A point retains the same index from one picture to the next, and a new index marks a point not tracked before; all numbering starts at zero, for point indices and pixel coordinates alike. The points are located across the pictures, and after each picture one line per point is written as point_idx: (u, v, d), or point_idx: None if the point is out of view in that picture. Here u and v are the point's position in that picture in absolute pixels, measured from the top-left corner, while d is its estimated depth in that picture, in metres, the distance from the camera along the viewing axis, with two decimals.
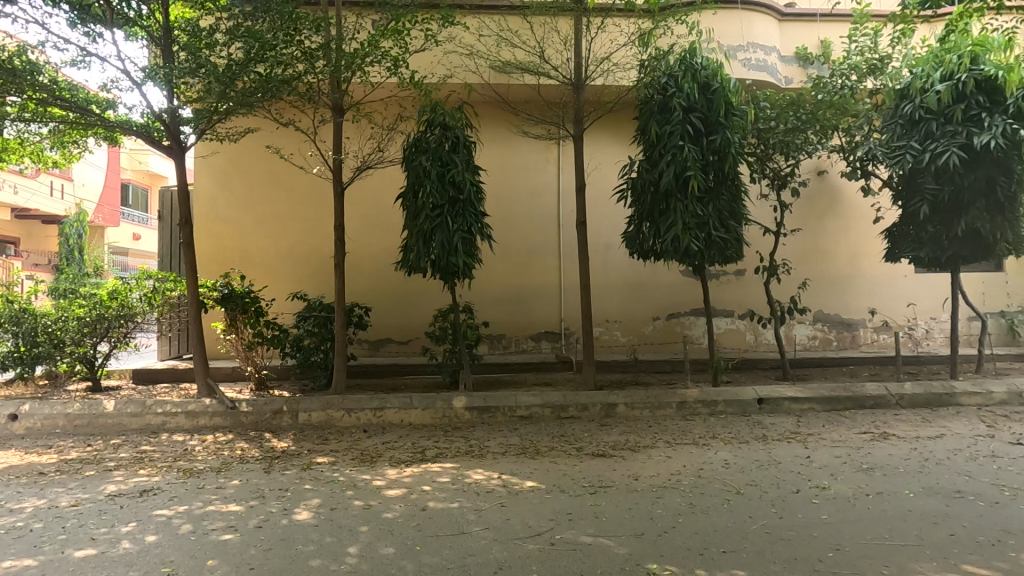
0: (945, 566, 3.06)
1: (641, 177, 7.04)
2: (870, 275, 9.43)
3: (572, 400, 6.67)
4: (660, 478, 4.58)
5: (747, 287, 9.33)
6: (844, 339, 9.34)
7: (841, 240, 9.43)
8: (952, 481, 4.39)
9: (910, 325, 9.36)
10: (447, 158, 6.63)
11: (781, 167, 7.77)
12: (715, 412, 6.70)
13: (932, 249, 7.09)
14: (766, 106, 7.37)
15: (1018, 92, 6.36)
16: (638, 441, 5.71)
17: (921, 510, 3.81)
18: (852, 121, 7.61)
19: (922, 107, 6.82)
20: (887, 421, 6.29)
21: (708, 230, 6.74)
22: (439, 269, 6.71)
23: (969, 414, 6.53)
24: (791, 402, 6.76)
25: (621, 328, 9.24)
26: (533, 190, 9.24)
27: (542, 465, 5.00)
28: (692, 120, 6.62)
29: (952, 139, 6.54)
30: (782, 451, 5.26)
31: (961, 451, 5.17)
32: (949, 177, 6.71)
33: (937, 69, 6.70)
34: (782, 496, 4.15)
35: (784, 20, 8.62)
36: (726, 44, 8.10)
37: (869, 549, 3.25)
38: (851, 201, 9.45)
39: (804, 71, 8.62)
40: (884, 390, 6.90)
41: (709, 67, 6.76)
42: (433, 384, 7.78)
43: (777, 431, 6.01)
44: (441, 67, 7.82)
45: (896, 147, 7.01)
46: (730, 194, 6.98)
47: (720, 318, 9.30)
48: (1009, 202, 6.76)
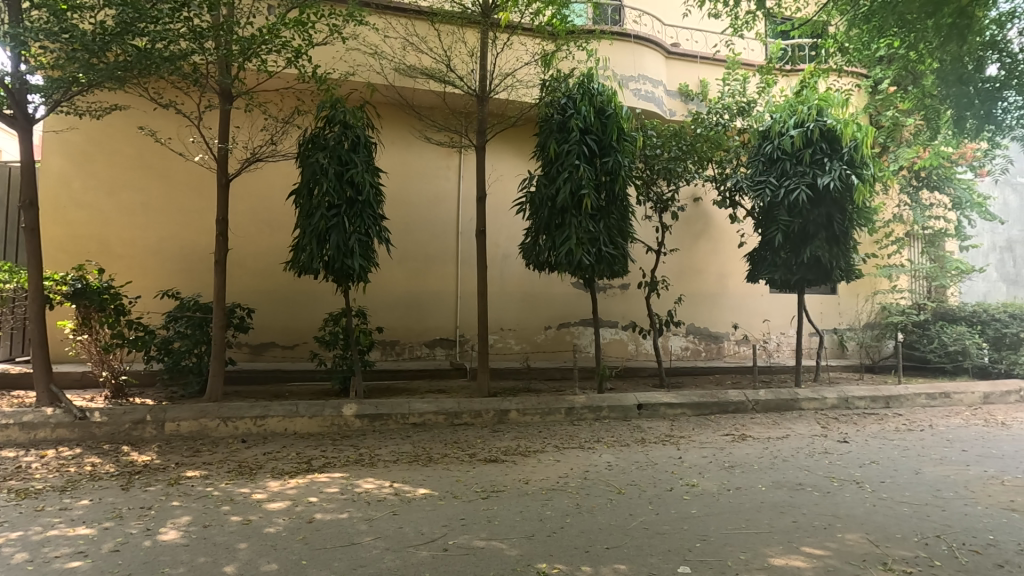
0: (790, 549, 3.52)
1: (539, 191, 7.31)
2: (735, 294, 10.54)
3: (466, 406, 6.72)
4: (549, 481, 4.77)
5: (631, 301, 10.02)
6: (712, 350, 10.33)
7: (712, 261, 10.47)
8: (795, 475, 5.06)
9: (765, 339, 10.58)
10: (346, 157, 6.42)
11: (663, 191, 8.43)
12: (599, 416, 7.10)
13: (784, 272, 8.11)
14: (652, 135, 8.01)
15: (851, 143, 7.50)
16: (529, 446, 5.91)
17: (771, 502, 4.35)
18: (724, 155, 8.51)
19: (780, 149, 7.82)
20: (745, 424, 7.08)
21: (598, 246, 7.14)
22: (333, 271, 6.45)
23: (809, 417, 7.53)
24: (666, 407, 7.37)
25: (515, 336, 9.47)
26: (433, 197, 9.23)
27: (435, 472, 4.98)
28: (588, 142, 7.02)
29: (802, 178, 7.58)
30: (658, 453, 5.73)
31: (802, 449, 5.97)
32: (799, 211, 7.73)
33: (792, 116, 7.79)
34: (658, 493, 4.52)
35: (670, 57, 9.43)
36: (620, 73, 8.67)
37: (729, 538, 3.64)
38: (721, 227, 10.55)
39: (685, 105, 9.52)
40: (742, 397, 7.74)
41: (604, 93, 7.24)
42: (321, 391, 7.44)
43: (654, 434, 6.51)
44: (343, 63, 7.56)
45: (758, 181, 8.00)
46: (620, 213, 7.46)
47: (606, 329, 9.87)
48: (844, 236, 7.89)
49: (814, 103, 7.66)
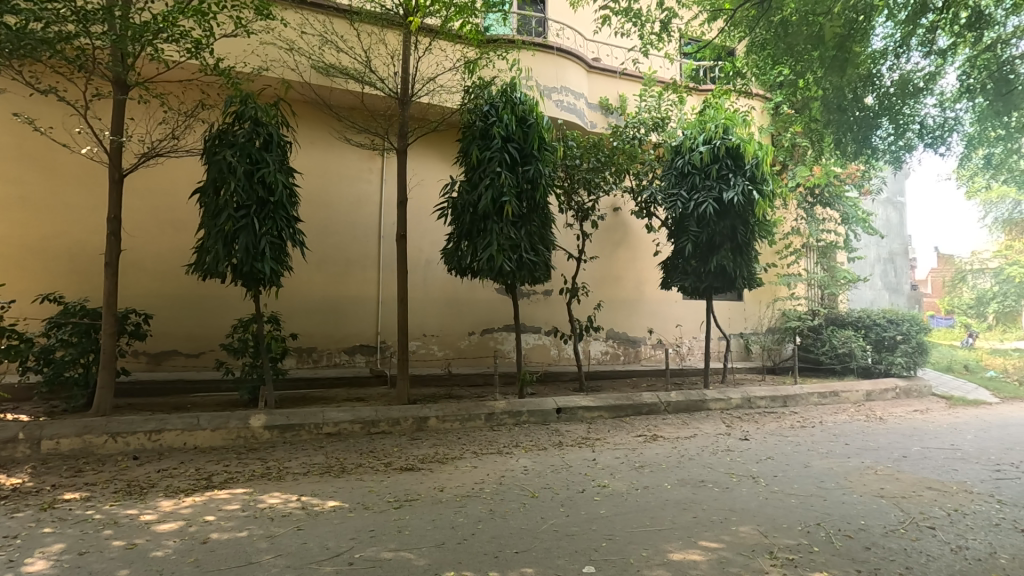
0: (688, 543, 3.71)
1: (462, 197, 7.32)
2: (651, 300, 11.02)
3: (383, 415, 6.57)
4: (464, 488, 4.75)
5: (553, 306, 10.23)
6: (630, 354, 10.73)
7: (630, 268, 10.90)
8: (699, 472, 5.35)
9: (677, 343, 11.13)
10: (257, 156, 6.13)
11: (584, 201, 8.67)
12: (519, 421, 7.17)
13: (694, 280, 8.58)
14: (573, 146, 8.26)
15: (753, 160, 8.08)
16: (447, 453, 5.87)
17: (675, 499, 4.58)
18: (641, 167, 8.90)
19: (690, 163, 8.31)
20: (657, 425, 7.41)
21: (519, 252, 7.21)
22: (241, 275, 6.12)
23: (715, 416, 8.00)
24: (584, 410, 7.58)
25: (438, 342, 9.39)
26: (354, 199, 9.00)
27: (347, 483, 4.82)
28: (509, 149, 7.11)
29: (709, 192, 8.06)
30: (574, 456, 5.87)
31: (707, 447, 6.33)
32: (707, 223, 8.22)
33: (701, 133, 8.28)
34: (570, 495, 4.62)
35: (592, 71, 9.77)
36: (543, 83, 8.84)
37: (633, 536, 3.79)
38: (638, 236, 11.03)
39: (605, 118, 9.88)
40: (656, 399, 8.10)
41: (526, 102, 7.36)
42: (228, 402, 7.02)
43: (571, 437, 6.67)
44: (255, 57, 7.22)
45: (672, 194, 8.45)
46: (540, 221, 7.60)
47: (529, 334, 10.02)
48: (747, 246, 8.45)
49: (721, 121, 8.17)
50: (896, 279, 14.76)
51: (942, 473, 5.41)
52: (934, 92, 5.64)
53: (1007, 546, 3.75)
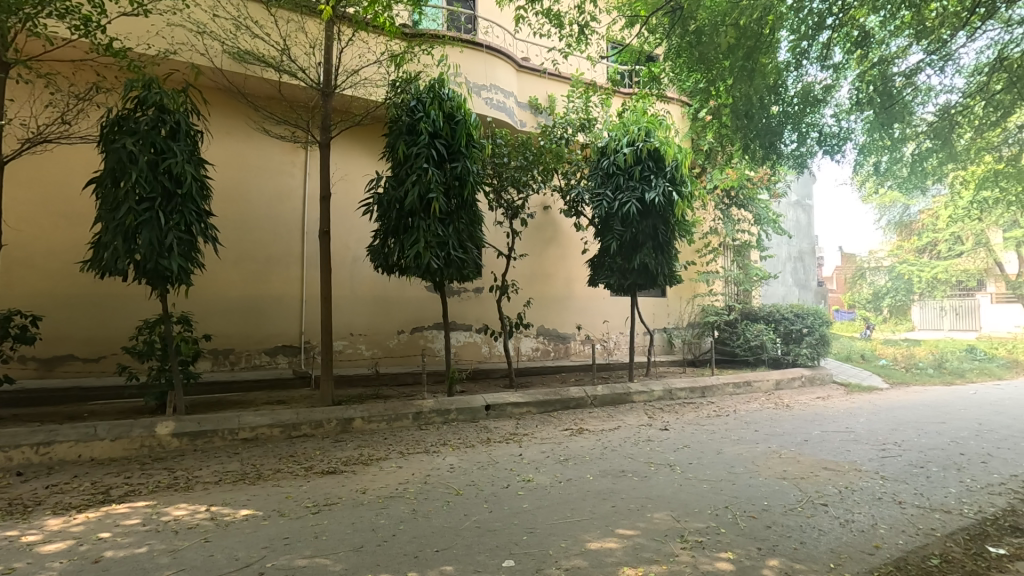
0: (606, 532, 3.83)
1: (388, 193, 7.18)
2: (579, 297, 11.28)
3: (305, 417, 6.34)
4: (387, 489, 4.67)
5: (484, 304, 10.25)
6: (559, 350, 10.94)
7: (559, 266, 11.11)
8: (620, 463, 5.54)
9: (604, 338, 11.47)
10: (162, 145, 5.71)
11: (514, 199, 8.74)
12: (447, 420, 7.13)
13: (619, 277, 8.87)
14: (501, 144, 8.31)
15: (672, 163, 8.44)
16: (371, 454, 5.74)
17: (596, 490, 4.72)
18: (568, 167, 9.10)
19: (615, 164, 8.59)
20: (583, 419, 7.60)
21: (447, 249, 7.15)
22: (145, 273, 5.70)
23: (638, 408, 8.31)
24: (512, 406, 7.65)
25: (366, 342, 9.17)
26: (274, 194, 8.61)
27: (262, 490, 4.61)
28: (436, 145, 7.03)
29: (632, 193, 8.34)
30: (501, 452, 5.92)
31: (629, 438, 6.56)
32: (630, 222, 8.52)
33: (625, 135, 8.57)
34: (495, 491, 4.66)
35: (522, 71, 9.86)
36: (471, 80, 8.80)
37: (554, 528, 3.87)
38: (566, 234, 11.27)
39: (535, 117, 10.02)
40: (583, 393, 8.29)
41: (454, 99, 7.30)
42: (132, 409, 6.53)
43: (499, 433, 6.72)
44: (161, 39, 6.73)
45: (597, 194, 8.69)
46: (469, 218, 7.58)
47: (460, 332, 9.98)
48: (667, 245, 8.81)
49: (643, 124, 8.49)
50: (804, 276, 15.89)
51: (837, 454, 5.89)
52: (831, 104, 5.98)
53: (887, 517, 4.14)
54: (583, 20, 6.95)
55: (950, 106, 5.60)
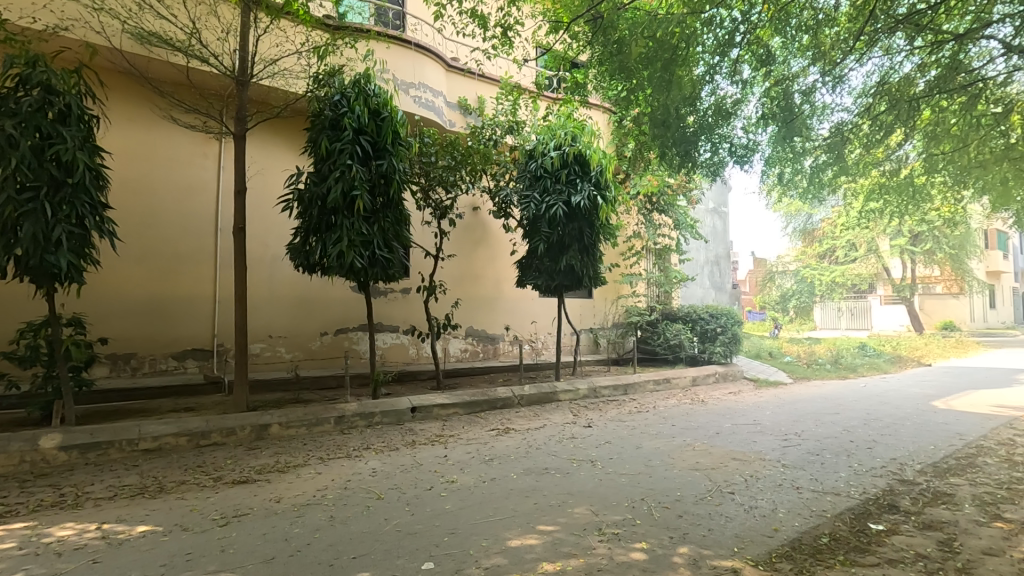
0: (527, 529, 3.87)
1: (309, 190, 6.90)
2: (508, 297, 11.36)
3: (216, 425, 5.97)
4: (304, 497, 4.49)
5: (412, 305, 10.10)
6: (488, 350, 10.95)
7: (488, 267, 11.14)
8: (543, 460, 5.63)
9: (532, 339, 11.62)
10: (49, 130, 5.19)
11: (442, 199, 8.67)
12: (371, 423, 6.96)
13: (546, 278, 9.01)
14: (428, 143, 8.23)
15: (597, 168, 8.70)
16: (288, 461, 5.49)
17: (519, 488, 4.76)
18: (497, 168, 9.15)
19: (542, 167, 8.74)
20: (510, 418, 7.66)
21: (372, 249, 6.97)
22: (29, 270, 5.16)
23: (563, 407, 8.48)
24: (439, 407, 7.57)
25: (285, 344, 8.78)
26: (183, 187, 8.07)
27: (164, 504, 4.29)
28: (361, 142, 6.84)
29: (559, 196, 8.51)
30: (425, 454, 5.84)
31: (553, 436, 6.68)
32: (557, 224, 8.69)
33: (552, 139, 8.74)
34: (417, 494, 4.59)
35: (450, 71, 9.85)
36: (399, 78, 8.66)
37: (475, 527, 3.87)
38: (495, 235, 11.33)
39: (464, 118, 10.02)
40: (510, 393, 8.36)
41: (380, 95, 7.14)
42: (11, 421, 5.88)
43: (424, 435, 6.63)
44: (50, 14, 6.13)
45: (525, 196, 8.79)
46: (395, 217, 7.41)
47: (386, 333, 9.78)
48: (593, 246, 9.05)
49: (570, 129, 8.69)
50: (719, 279, 16.85)
51: (745, 445, 6.29)
52: (741, 117, 6.37)
53: (785, 502, 4.46)
54: (506, 22, 6.98)
55: (843, 123, 6.11)
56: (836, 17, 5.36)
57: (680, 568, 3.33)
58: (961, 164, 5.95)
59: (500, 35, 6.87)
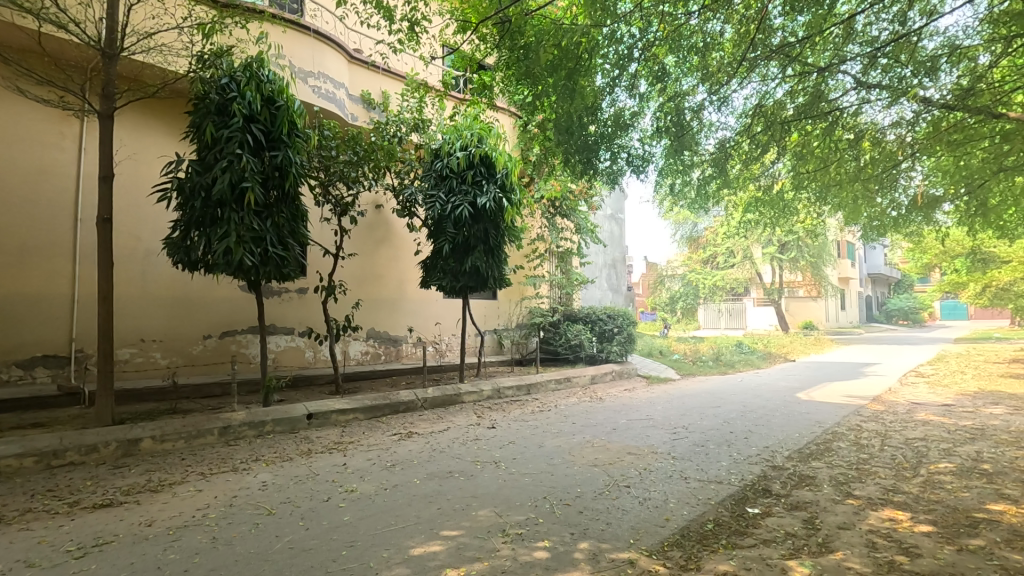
0: (430, 536, 3.79)
1: (191, 179, 6.29)
2: (412, 298, 11.14)
3: (74, 441, 5.26)
4: (181, 518, 4.06)
5: (308, 305, 9.57)
6: (390, 353, 10.66)
7: (391, 267, 10.85)
8: (447, 464, 5.56)
9: (436, 340, 11.47)
10: None
11: (343, 195, 8.30)
12: (262, 433, 6.48)
13: (451, 279, 8.91)
14: (328, 136, 7.83)
15: (503, 171, 8.77)
16: (164, 479, 4.96)
17: (422, 493, 4.66)
18: (401, 166, 8.94)
19: (448, 167, 8.68)
20: (413, 422, 7.50)
21: (264, 246, 6.50)
22: None
23: (467, 408, 8.45)
24: (337, 413, 7.22)
25: (161, 349, 7.95)
26: (35, 170, 7.03)
27: (4, 537, 3.69)
28: (253, 131, 6.36)
29: (464, 196, 8.48)
30: (322, 463, 5.54)
31: (457, 438, 6.63)
32: (463, 225, 8.65)
33: (458, 139, 8.71)
34: (313, 506, 4.33)
35: (354, 62, 9.46)
36: (296, 64, 8.17)
37: (375, 538, 3.73)
38: (399, 235, 11.07)
39: (367, 112, 9.66)
40: (413, 396, 8.18)
41: (275, 82, 6.68)
42: None
43: (321, 443, 6.30)
44: None
45: (430, 195, 8.67)
46: (291, 212, 6.96)
47: (279, 336, 9.18)
48: (497, 248, 9.10)
49: (476, 131, 8.70)
50: (616, 282, 17.72)
51: (639, 440, 6.64)
52: (637, 129, 6.71)
53: (675, 492, 4.76)
54: (413, 17, 6.81)
55: (726, 141, 6.66)
56: (722, 42, 5.83)
57: (581, 563, 3.42)
58: (822, 182, 6.70)
59: (406, 29, 6.69)
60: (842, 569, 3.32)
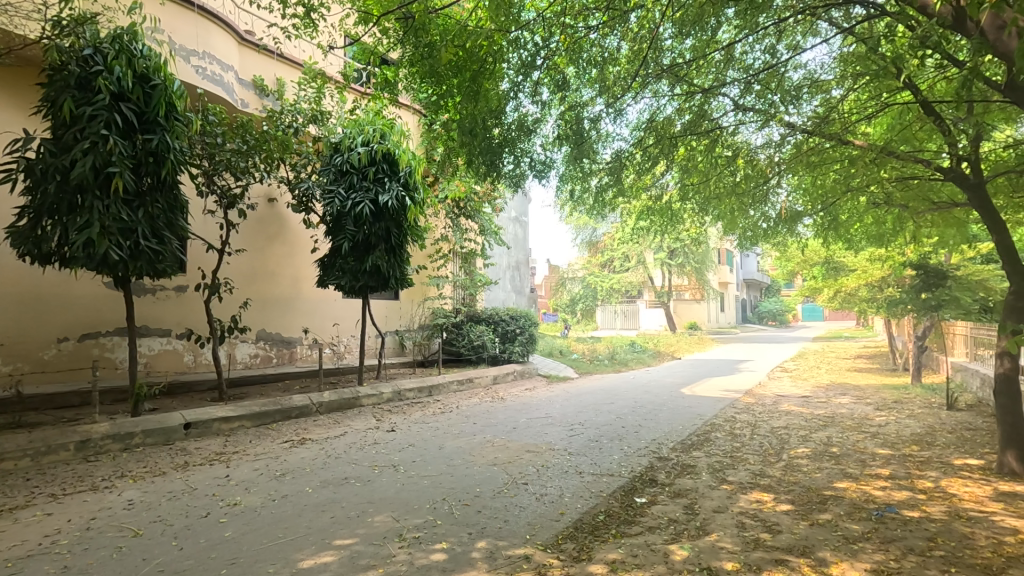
0: (321, 546, 3.63)
1: (43, 160, 5.53)
2: (307, 298, 10.59)
3: None
4: (24, 547, 3.55)
5: (188, 305, 8.77)
6: (283, 355, 10.06)
7: (284, 264, 10.24)
8: (343, 470, 5.35)
9: (334, 342, 11.00)
10: None
11: (230, 186, 7.70)
12: (129, 446, 5.83)
13: (350, 279, 8.59)
14: (214, 121, 7.22)
15: (406, 169, 8.60)
16: (3, 504, 4.31)
17: (314, 502, 4.44)
18: (296, 158, 8.46)
19: (348, 163, 8.38)
20: (306, 428, 7.13)
21: (134, 238, 5.86)
22: None
23: (366, 412, 8.19)
24: (220, 422, 6.67)
25: (2, 354, 6.91)
26: None
27: None
28: (121, 110, 5.71)
29: (365, 193, 8.24)
30: (201, 476, 5.09)
31: (354, 443, 6.40)
32: (363, 222, 8.37)
33: (360, 134, 8.42)
34: (188, 524, 3.97)
35: (244, 45, 8.84)
36: (176, 40, 7.46)
37: (260, 553, 3.50)
38: (294, 231, 10.48)
39: (260, 99, 9.05)
40: (307, 401, 7.77)
41: (150, 58, 6.02)
42: None
43: (200, 455, 5.79)
44: None
45: (329, 190, 8.32)
46: (167, 202, 6.33)
47: (153, 338, 8.33)
48: (400, 248, 8.91)
49: (379, 126, 8.41)
50: (519, 283, 18.08)
51: (538, 437, 6.81)
52: (540, 135, 6.86)
53: (570, 487, 4.93)
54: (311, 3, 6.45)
55: (621, 152, 6.98)
56: (618, 57, 6.15)
57: (477, 562, 3.44)
58: (705, 194, 7.28)
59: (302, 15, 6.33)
60: (715, 549, 3.63)
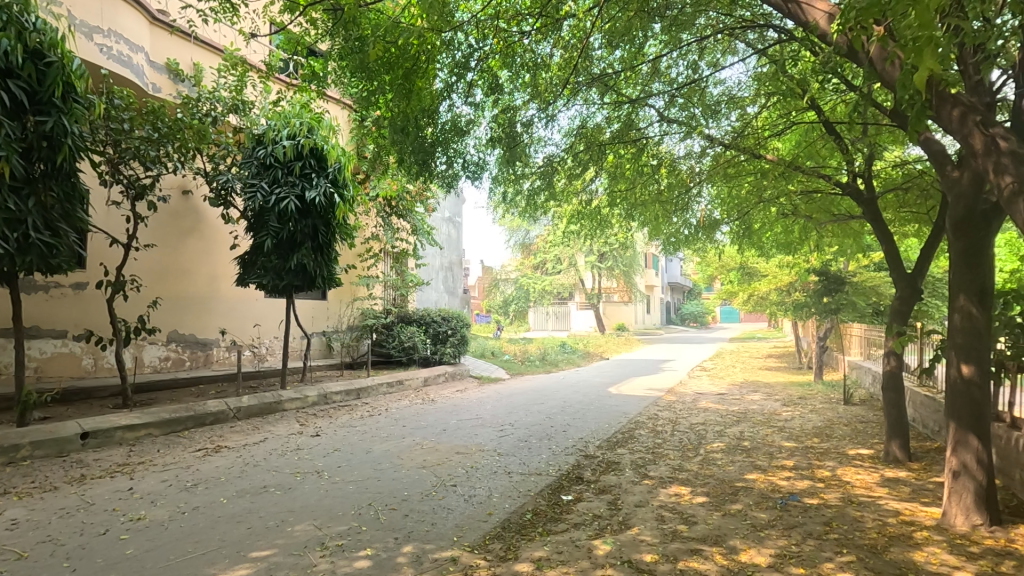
0: (235, 559, 3.44)
1: None
2: (226, 298, 10.00)
3: None
4: None
5: (88, 304, 8.05)
6: (197, 358, 9.46)
7: (200, 261, 9.63)
8: (262, 478, 5.10)
9: (255, 344, 10.47)
10: None
11: (138, 176, 7.16)
12: (14, 459, 5.26)
13: (272, 277, 8.20)
14: (120, 105, 6.67)
15: (335, 165, 8.29)
16: None
17: (229, 513, 4.20)
18: (215, 149, 7.98)
19: (272, 156, 8.00)
20: (222, 435, 6.73)
21: (22, 230, 5.31)
22: None
23: (289, 417, 7.85)
24: (123, 430, 6.17)
25: None
26: None
27: None
28: (9, 88, 5.13)
29: (291, 189, 7.92)
30: (100, 490, 4.69)
31: (275, 450, 6.11)
32: (288, 219, 8.03)
33: (286, 126, 7.93)
34: (84, 542, 3.65)
35: (156, 24, 8.25)
36: (77, 15, 6.82)
37: (167, 571, 3.26)
38: (212, 225, 9.87)
39: (174, 84, 8.51)
40: (223, 406, 7.34)
41: (45, 32, 5.42)
42: None
43: (99, 467, 5.33)
44: None
45: (250, 184, 7.92)
46: (63, 191, 5.78)
47: (45, 340, 7.58)
48: (328, 247, 8.61)
49: (306, 120, 8.02)
50: (452, 284, 17.98)
51: (468, 439, 6.79)
52: (473, 137, 6.85)
53: (498, 487, 4.96)
54: None
55: (553, 157, 7.09)
56: (549, 65, 6.27)
57: (403, 567, 3.38)
58: (632, 201, 7.56)
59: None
60: (636, 542, 3.77)
